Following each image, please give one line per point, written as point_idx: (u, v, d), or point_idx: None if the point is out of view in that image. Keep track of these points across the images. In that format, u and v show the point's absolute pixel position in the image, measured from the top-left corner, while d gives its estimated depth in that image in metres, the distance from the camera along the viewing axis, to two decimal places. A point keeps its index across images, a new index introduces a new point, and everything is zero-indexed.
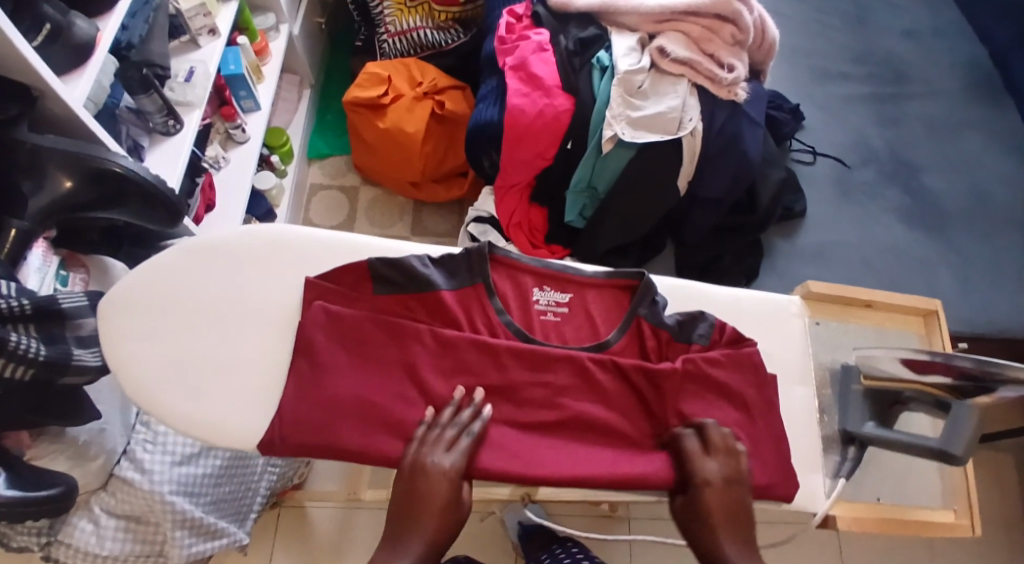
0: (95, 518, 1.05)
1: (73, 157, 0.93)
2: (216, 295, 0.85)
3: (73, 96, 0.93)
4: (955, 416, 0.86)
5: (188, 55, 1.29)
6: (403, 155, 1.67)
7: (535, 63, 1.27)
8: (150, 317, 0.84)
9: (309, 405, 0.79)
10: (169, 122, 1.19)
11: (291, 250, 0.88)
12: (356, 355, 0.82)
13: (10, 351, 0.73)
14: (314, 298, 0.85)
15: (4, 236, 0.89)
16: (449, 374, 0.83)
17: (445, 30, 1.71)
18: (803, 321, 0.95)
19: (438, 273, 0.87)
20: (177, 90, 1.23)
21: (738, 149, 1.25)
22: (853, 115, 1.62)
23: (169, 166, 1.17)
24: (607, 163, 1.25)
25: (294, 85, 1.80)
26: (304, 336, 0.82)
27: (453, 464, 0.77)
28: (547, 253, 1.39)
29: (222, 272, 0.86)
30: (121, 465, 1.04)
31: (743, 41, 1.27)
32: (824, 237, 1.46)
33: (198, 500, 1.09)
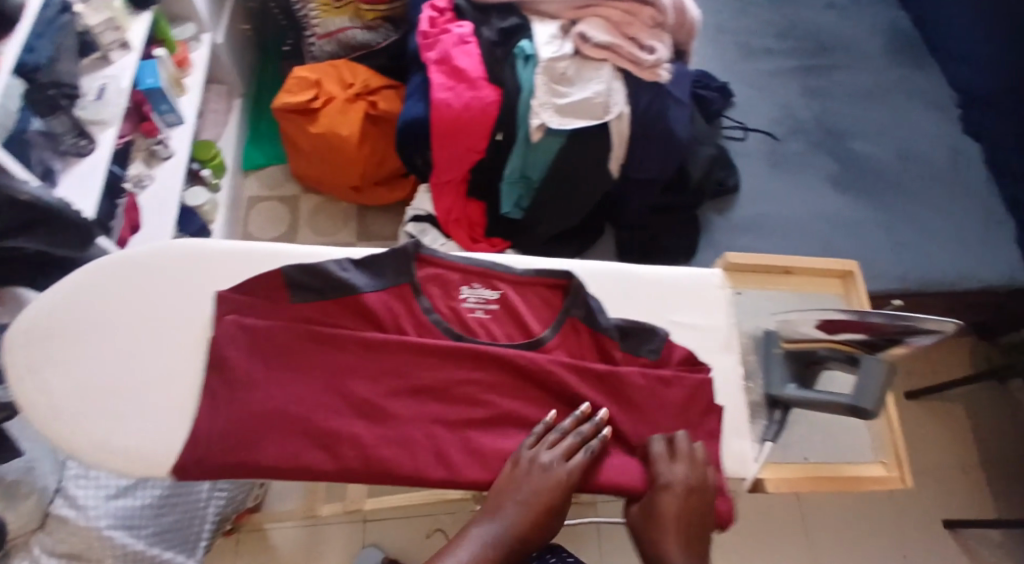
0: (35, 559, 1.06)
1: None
2: (132, 314, 0.86)
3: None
4: (864, 371, 0.88)
5: (99, 72, 1.27)
6: (340, 159, 1.65)
7: (457, 56, 1.26)
8: (63, 340, 0.84)
9: (228, 418, 0.79)
10: (82, 142, 1.17)
11: (206, 265, 0.88)
12: (279, 367, 0.82)
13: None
14: (228, 312, 0.84)
15: None
16: (378, 378, 0.82)
17: (375, 30, 1.68)
18: (725, 291, 0.97)
19: (359, 274, 0.87)
20: (89, 109, 1.21)
21: (665, 127, 1.26)
22: (781, 89, 1.64)
23: (87, 188, 1.15)
24: (537, 153, 1.26)
25: (223, 95, 1.77)
26: (218, 351, 0.82)
27: (569, 471, 0.79)
28: (488, 247, 1.39)
29: (135, 293, 0.87)
30: (57, 503, 1.09)
31: (663, 23, 1.29)
32: (760, 209, 1.48)
33: (139, 532, 1.12)
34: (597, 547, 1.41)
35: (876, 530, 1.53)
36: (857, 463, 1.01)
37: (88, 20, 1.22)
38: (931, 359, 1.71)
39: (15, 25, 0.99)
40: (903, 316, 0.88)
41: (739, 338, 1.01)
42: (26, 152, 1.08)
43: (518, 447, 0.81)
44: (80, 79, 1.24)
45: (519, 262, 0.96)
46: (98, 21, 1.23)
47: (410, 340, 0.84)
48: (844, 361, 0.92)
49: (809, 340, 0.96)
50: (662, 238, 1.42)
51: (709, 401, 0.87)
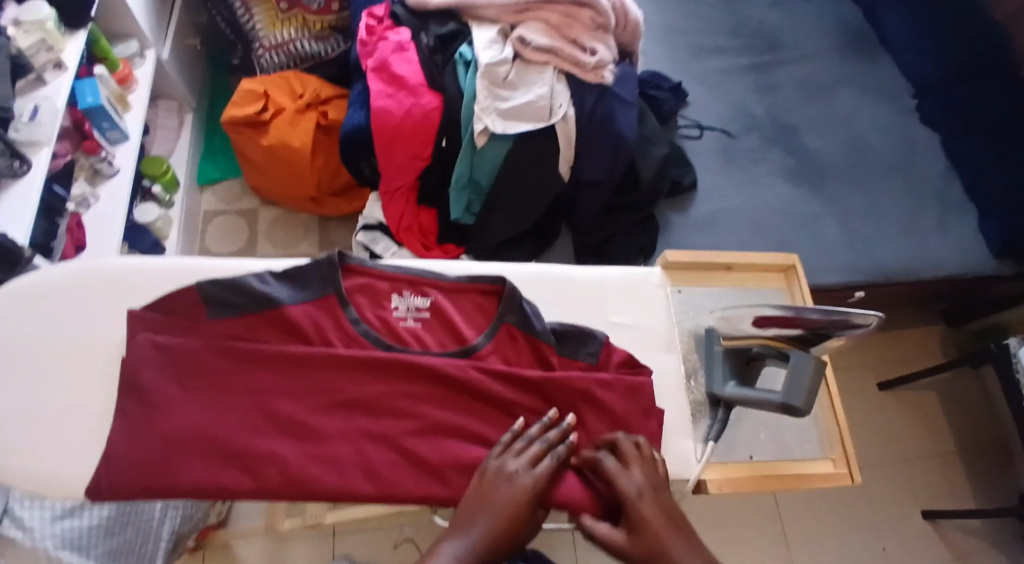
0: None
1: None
2: (46, 337, 0.86)
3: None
4: (793, 370, 0.92)
5: (35, 92, 1.25)
6: (294, 171, 1.63)
7: (396, 63, 1.28)
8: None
9: (145, 442, 0.79)
10: (17, 164, 1.15)
11: (129, 285, 0.90)
12: (197, 387, 0.82)
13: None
14: (139, 331, 0.84)
15: None
16: (300, 395, 0.83)
17: (323, 40, 1.69)
18: (663, 290, 1.04)
19: (281, 287, 0.87)
20: (23, 131, 1.18)
21: (611, 128, 1.26)
22: (733, 86, 1.64)
23: (24, 213, 1.13)
24: (485, 158, 1.24)
25: (174, 110, 1.76)
26: (132, 372, 0.81)
27: (535, 476, 0.79)
28: (441, 254, 1.36)
29: (57, 315, 0.87)
30: (2, 526, 1.03)
31: (604, 24, 1.29)
32: (715, 206, 1.48)
33: (89, 553, 1.09)
34: (572, 551, 1.39)
35: (849, 522, 1.53)
36: (806, 459, 1.01)
37: (20, 41, 1.20)
38: (898, 348, 1.70)
39: None
40: (834, 310, 0.91)
41: (680, 338, 1.04)
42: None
43: (485, 458, 0.82)
44: (13, 101, 1.21)
45: (455, 270, 0.97)
46: (30, 44, 1.21)
47: (332, 351, 0.85)
48: (777, 357, 0.95)
49: (742, 336, 0.98)
50: (616, 239, 1.40)
51: (649, 402, 0.89)
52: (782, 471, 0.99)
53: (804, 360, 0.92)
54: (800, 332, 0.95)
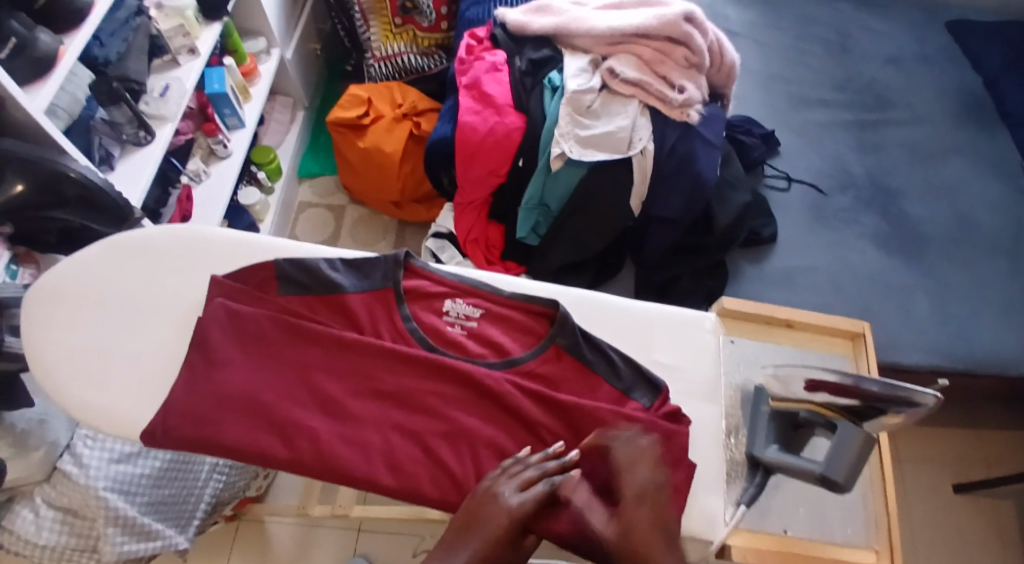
0: (36, 508, 1.12)
1: (31, 162, 0.97)
2: (129, 290, 0.93)
3: (35, 106, 0.98)
4: (837, 443, 0.85)
5: (169, 73, 1.36)
6: (383, 175, 1.70)
7: (488, 82, 1.31)
8: (65, 308, 0.92)
9: (198, 396, 0.84)
10: (140, 134, 1.25)
11: (208, 250, 0.96)
12: (254, 352, 0.87)
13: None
14: (218, 295, 0.90)
15: None
16: (343, 376, 0.86)
17: (429, 56, 1.78)
18: (716, 338, 0.95)
19: (347, 275, 0.92)
20: (151, 105, 1.29)
21: (693, 166, 1.26)
22: (832, 141, 1.60)
23: (135, 177, 1.23)
24: (557, 182, 1.27)
25: (287, 107, 1.86)
26: (201, 332, 0.87)
27: (522, 503, 0.75)
28: (502, 269, 1.42)
29: (142, 269, 0.94)
30: (63, 459, 1.12)
31: (698, 63, 1.28)
32: (797, 262, 1.43)
33: (134, 499, 1.14)
34: None
35: None
36: (846, 546, 0.97)
37: (160, 24, 1.32)
38: (979, 441, 1.59)
39: (85, 19, 1.06)
40: (894, 386, 0.82)
41: (725, 392, 1.00)
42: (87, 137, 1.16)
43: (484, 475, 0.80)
44: (147, 78, 1.33)
45: (515, 284, 0.96)
46: (168, 27, 1.33)
47: (375, 343, 0.88)
48: (823, 426, 0.89)
49: (790, 398, 0.91)
50: (682, 280, 1.41)
51: (682, 451, 0.85)
52: (816, 553, 0.96)
53: (853, 431, 0.84)
54: (853, 404, 0.86)
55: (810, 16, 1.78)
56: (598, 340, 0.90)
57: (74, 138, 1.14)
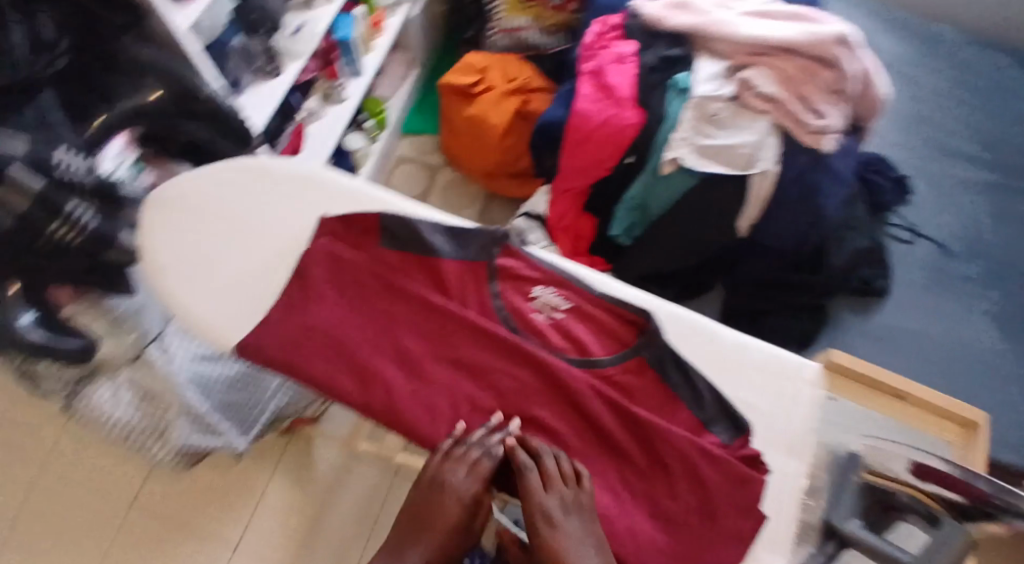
0: (116, 387, 1.05)
1: (172, 73, 0.95)
2: (241, 211, 0.90)
3: (180, 21, 0.95)
4: (937, 537, 0.81)
5: (305, 13, 1.32)
6: (482, 145, 1.67)
7: (612, 72, 1.24)
8: (182, 216, 0.90)
9: (287, 324, 0.82)
10: (270, 65, 1.24)
11: (323, 187, 0.92)
12: (350, 297, 0.84)
13: (66, 216, 0.84)
14: (323, 234, 0.87)
15: (90, 120, 0.90)
16: (429, 339, 0.82)
17: (551, 35, 1.71)
18: (814, 390, 0.86)
19: (447, 242, 0.87)
20: (284, 40, 1.26)
21: (811, 201, 1.19)
22: (968, 202, 1.47)
23: (259, 108, 1.20)
24: (665, 185, 1.20)
25: (404, 63, 1.84)
26: (302, 265, 0.85)
27: (472, 487, 0.78)
28: (587, 263, 1.35)
29: (259, 191, 0.91)
30: (152, 345, 1.04)
31: (843, 90, 1.17)
32: (904, 322, 1.35)
33: (207, 397, 1.08)
34: None
35: None
36: None
37: None
38: None
39: None
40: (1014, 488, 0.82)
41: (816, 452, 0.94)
42: (224, 60, 1.17)
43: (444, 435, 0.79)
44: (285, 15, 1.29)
45: (608, 286, 0.90)
46: None
47: (464, 315, 0.83)
48: (923, 514, 0.86)
49: (895, 477, 0.92)
50: (776, 319, 1.32)
51: (753, 502, 0.78)
52: None
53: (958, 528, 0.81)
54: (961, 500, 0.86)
55: (967, 62, 1.61)
56: (687, 364, 0.82)
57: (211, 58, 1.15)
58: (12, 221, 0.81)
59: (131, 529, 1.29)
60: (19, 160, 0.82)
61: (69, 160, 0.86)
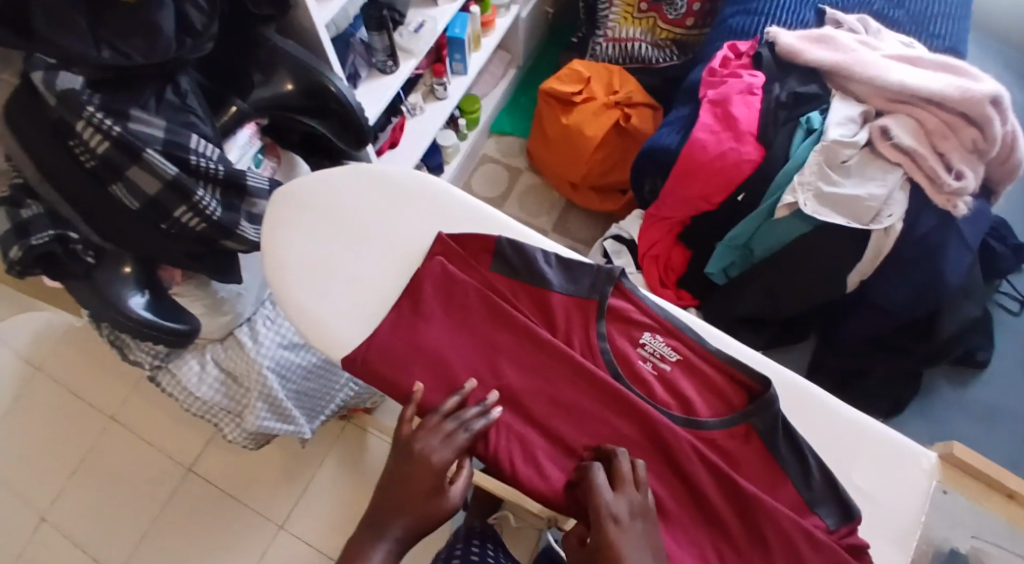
0: (203, 362, 1.02)
1: (304, 65, 0.96)
2: (364, 217, 0.87)
3: (319, 17, 0.99)
4: None
5: (425, 10, 1.33)
6: (574, 155, 1.60)
7: (737, 103, 1.15)
8: (307, 215, 0.87)
9: (396, 342, 0.79)
10: (387, 62, 1.24)
11: (442, 202, 0.88)
12: (457, 317, 0.80)
13: (193, 204, 0.83)
14: (437, 254, 0.84)
15: (224, 109, 0.93)
16: (532, 376, 0.78)
17: (661, 49, 1.65)
18: (928, 481, 0.79)
19: (558, 274, 0.83)
20: (404, 37, 1.28)
21: (935, 263, 1.09)
22: None
23: (371, 101, 1.23)
24: (774, 229, 1.13)
25: (503, 63, 1.79)
26: (414, 282, 0.82)
27: (448, 458, 0.72)
28: (674, 297, 1.27)
29: (379, 199, 0.88)
30: (241, 329, 1.03)
31: (984, 151, 1.10)
32: (1000, 400, 1.30)
33: (286, 383, 1.04)
34: None
35: None
36: None
37: None
38: None
39: None
40: None
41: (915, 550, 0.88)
42: (346, 52, 1.19)
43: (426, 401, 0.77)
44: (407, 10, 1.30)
45: (717, 338, 0.85)
46: None
47: (570, 355, 0.78)
48: None
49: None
50: (871, 380, 1.24)
51: None
52: None
53: None
54: None
55: None
56: (799, 437, 0.76)
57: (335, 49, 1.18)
58: (142, 202, 0.81)
59: (188, 493, 1.28)
60: (156, 143, 0.80)
61: (204, 148, 0.83)
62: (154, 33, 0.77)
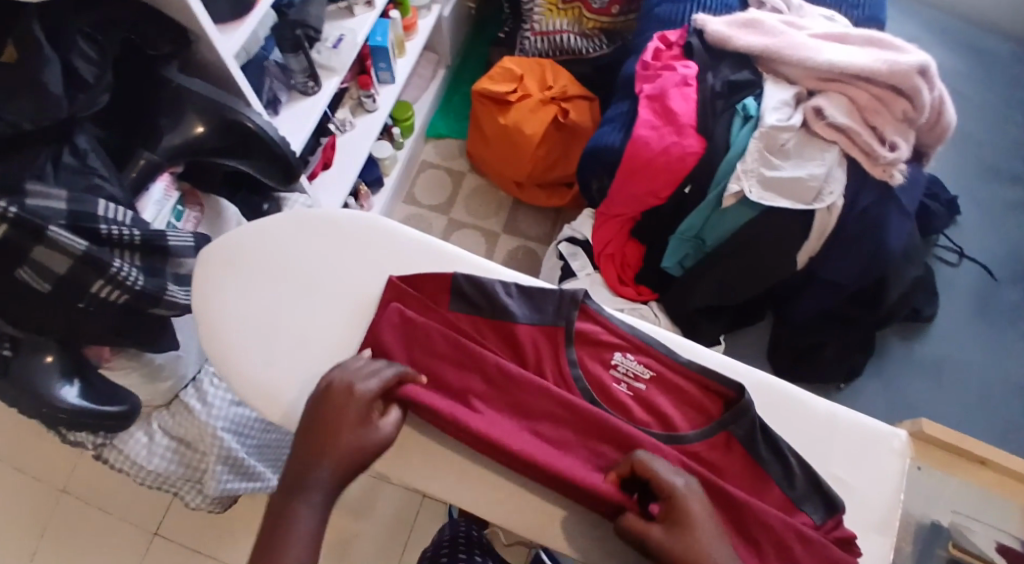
0: (151, 433, 0.99)
1: (212, 103, 0.91)
2: (310, 267, 0.87)
3: (227, 46, 0.91)
4: None
5: (342, 22, 1.28)
6: (515, 155, 1.59)
7: (674, 97, 1.17)
8: (243, 270, 0.87)
9: None
10: (309, 83, 1.20)
11: (383, 244, 0.89)
12: (424, 361, 0.80)
13: (111, 276, 0.79)
14: (393, 300, 0.84)
15: (133, 163, 0.87)
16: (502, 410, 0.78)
17: (590, 39, 1.64)
18: (902, 460, 0.83)
19: (521, 304, 0.83)
20: (323, 54, 1.23)
21: (877, 235, 1.12)
22: (1014, 224, 1.45)
23: (296, 126, 1.18)
24: (723, 218, 1.14)
25: (432, 63, 1.76)
26: (375, 334, 0.81)
27: (374, 387, 0.74)
28: (633, 293, 1.28)
29: (318, 245, 0.88)
30: (188, 392, 1.01)
31: (913, 119, 1.13)
32: (948, 352, 1.34)
33: (245, 440, 1.03)
34: None
35: None
36: None
37: None
38: None
39: None
40: None
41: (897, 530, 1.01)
42: (260, 78, 1.12)
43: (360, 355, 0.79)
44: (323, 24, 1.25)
45: (685, 350, 0.87)
46: None
47: (546, 386, 0.79)
48: None
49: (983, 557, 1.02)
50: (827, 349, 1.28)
51: None
52: None
53: None
54: None
55: (1020, 80, 1.58)
56: (777, 438, 0.78)
57: (248, 75, 1.12)
58: (52, 282, 0.77)
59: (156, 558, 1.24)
60: (60, 217, 0.76)
61: (113, 213, 0.80)
62: (43, 92, 0.74)
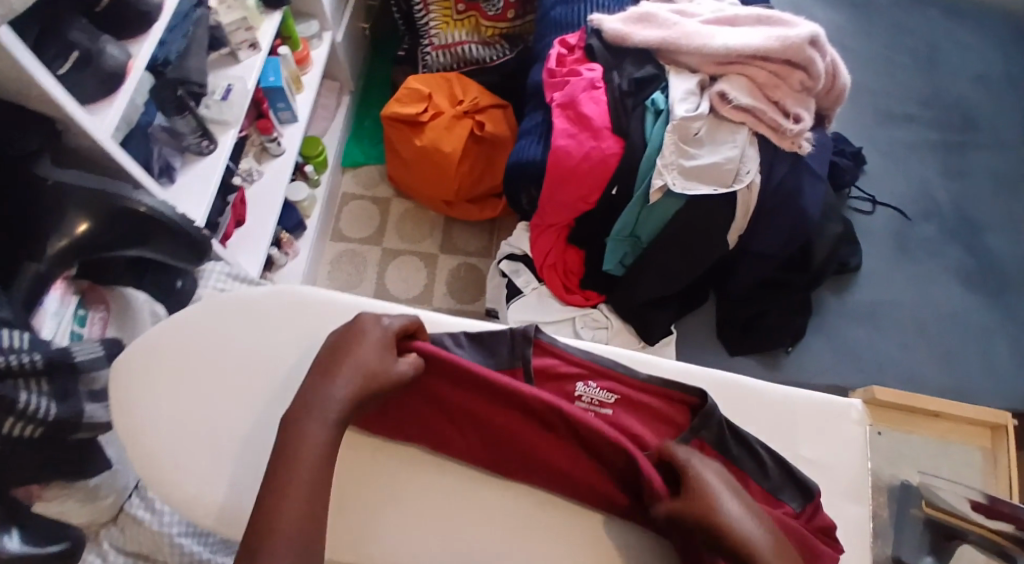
0: (104, 552, 0.98)
1: (95, 194, 0.86)
2: (229, 356, 0.86)
3: (97, 128, 0.86)
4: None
5: (227, 70, 1.25)
6: (438, 175, 1.58)
7: (585, 102, 1.19)
8: (160, 373, 0.85)
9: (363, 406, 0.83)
10: (202, 143, 1.15)
11: (295, 317, 0.88)
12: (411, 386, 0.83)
13: (20, 411, 0.73)
14: None
15: (19, 277, 0.82)
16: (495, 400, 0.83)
17: (491, 46, 1.65)
18: (863, 429, 0.88)
19: (472, 350, 0.84)
20: (213, 109, 1.19)
21: (796, 203, 1.17)
22: (918, 162, 1.52)
23: (200, 191, 1.14)
24: (651, 214, 1.17)
25: (334, 92, 1.74)
26: None
27: (397, 324, 0.80)
28: (581, 299, 1.30)
29: (238, 327, 0.88)
30: (132, 502, 0.98)
31: (811, 88, 1.17)
32: (881, 298, 1.37)
33: (206, 539, 1.01)
34: None
35: None
36: None
37: (221, 17, 1.19)
38: None
39: (151, 26, 0.94)
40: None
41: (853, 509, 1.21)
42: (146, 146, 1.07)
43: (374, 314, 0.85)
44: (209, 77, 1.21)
45: (645, 364, 0.89)
46: (230, 20, 1.20)
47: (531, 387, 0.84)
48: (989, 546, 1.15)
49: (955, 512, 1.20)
50: (770, 316, 1.31)
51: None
52: None
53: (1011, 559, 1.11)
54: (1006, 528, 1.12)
55: (901, 25, 1.67)
56: (744, 433, 0.81)
57: (133, 149, 1.05)
58: None
59: None
60: None
61: (9, 340, 0.74)
62: None
